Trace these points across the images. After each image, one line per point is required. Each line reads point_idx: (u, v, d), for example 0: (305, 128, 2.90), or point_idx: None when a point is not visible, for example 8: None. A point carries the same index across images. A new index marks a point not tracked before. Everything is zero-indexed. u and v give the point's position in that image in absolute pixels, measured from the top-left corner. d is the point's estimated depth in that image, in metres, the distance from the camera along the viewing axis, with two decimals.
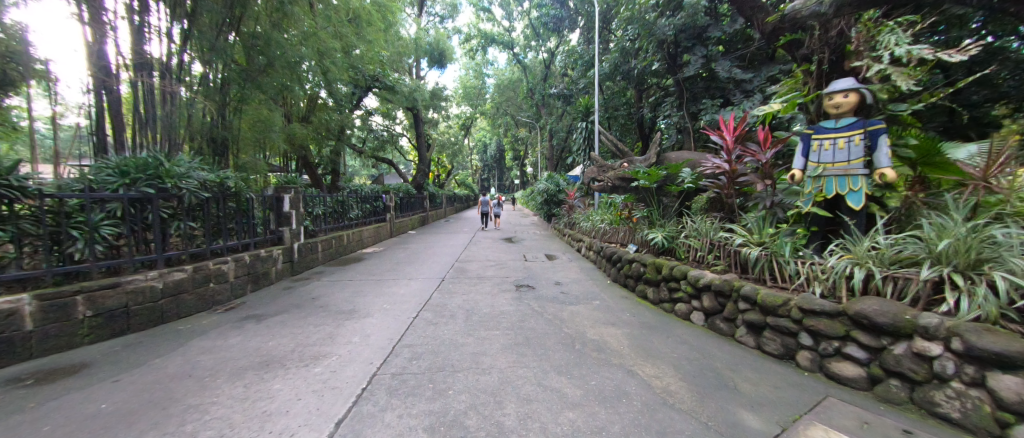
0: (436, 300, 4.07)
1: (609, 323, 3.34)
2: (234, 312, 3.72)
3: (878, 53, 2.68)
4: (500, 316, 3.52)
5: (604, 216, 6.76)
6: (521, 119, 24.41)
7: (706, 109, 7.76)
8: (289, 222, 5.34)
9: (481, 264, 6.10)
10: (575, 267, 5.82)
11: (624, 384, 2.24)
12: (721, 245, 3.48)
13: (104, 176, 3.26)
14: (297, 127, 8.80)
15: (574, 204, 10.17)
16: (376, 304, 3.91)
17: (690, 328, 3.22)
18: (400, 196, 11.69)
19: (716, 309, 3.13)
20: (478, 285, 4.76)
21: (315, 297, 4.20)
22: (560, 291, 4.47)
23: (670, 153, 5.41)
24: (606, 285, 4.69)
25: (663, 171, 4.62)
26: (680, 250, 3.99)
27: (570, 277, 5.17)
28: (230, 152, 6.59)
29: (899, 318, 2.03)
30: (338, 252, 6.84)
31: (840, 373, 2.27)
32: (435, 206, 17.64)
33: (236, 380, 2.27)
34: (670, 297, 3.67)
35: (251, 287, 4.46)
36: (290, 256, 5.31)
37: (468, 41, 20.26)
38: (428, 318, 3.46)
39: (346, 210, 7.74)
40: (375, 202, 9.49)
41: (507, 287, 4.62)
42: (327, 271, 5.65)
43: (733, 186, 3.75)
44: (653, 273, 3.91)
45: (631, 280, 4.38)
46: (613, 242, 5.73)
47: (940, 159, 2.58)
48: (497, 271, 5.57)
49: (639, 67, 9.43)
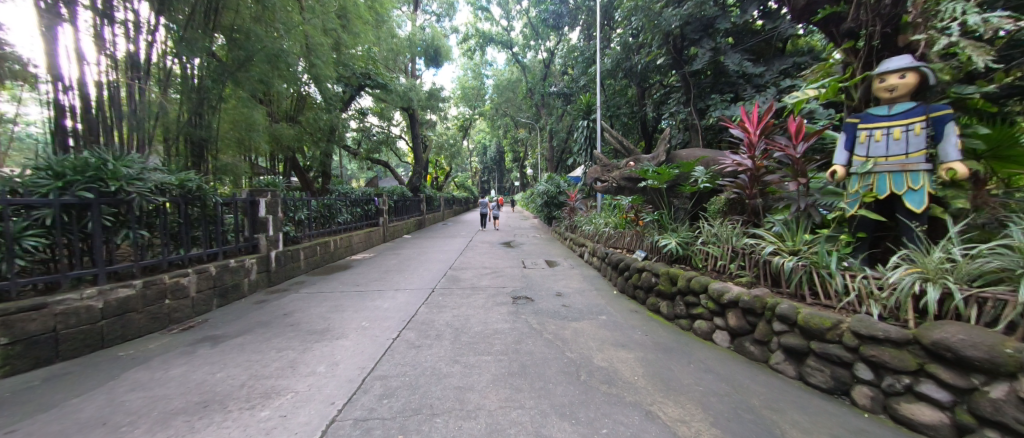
0: (421, 316, 3.61)
1: (618, 345, 2.88)
2: (190, 333, 3.26)
3: (943, 25, 2.24)
4: (493, 336, 3.06)
5: (608, 219, 6.32)
6: (520, 120, 23.97)
7: (715, 105, 7.31)
8: (266, 229, 4.91)
9: (476, 272, 5.65)
10: (577, 275, 5.37)
11: (644, 433, 1.78)
12: (747, 254, 3.04)
13: (35, 178, 2.85)
14: (284, 127, 8.38)
15: (576, 207, 9.73)
16: (353, 321, 3.45)
17: (713, 351, 2.76)
18: (395, 199, 11.27)
19: (745, 329, 2.67)
20: (471, 296, 4.32)
21: (287, 313, 3.75)
22: (562, 304, 4.01)
23: (680, 150, 4.97)
24: (613, 296, 4.23)
25: (674, 170, 4.21)
26: (696, 259, 3.53)
27: (572, 287, 4.70)
28: (208, 153, 6.17)
29: (998, 352, 1.55)
30: (323, 260, 6.39)
31: (912, 418, 1.79)
32: (432, 209, 17.19)
33: (158, 430, 1.81)
34: (687, 313, 3.21)
35: (217, 302, 4.01)
36: (266, 265, 4.86)
37: (465, 41, 19.90)
38: (410, 340, 3.00)
39: (334, 215, 7.30)
40: (367, 205, 9.05)
41: (502, 299, 4.16)
42: (308, 281, 5.20)
43: (757, 186, 3.30)
44: (666, 285, 3.46)
45: (640, 291, 3.91)
46: (619, 248, 5.28)
47: (1017, 150, 2.14)
48: (492, 280, 5.12)
49: (643, 63, 9.01)
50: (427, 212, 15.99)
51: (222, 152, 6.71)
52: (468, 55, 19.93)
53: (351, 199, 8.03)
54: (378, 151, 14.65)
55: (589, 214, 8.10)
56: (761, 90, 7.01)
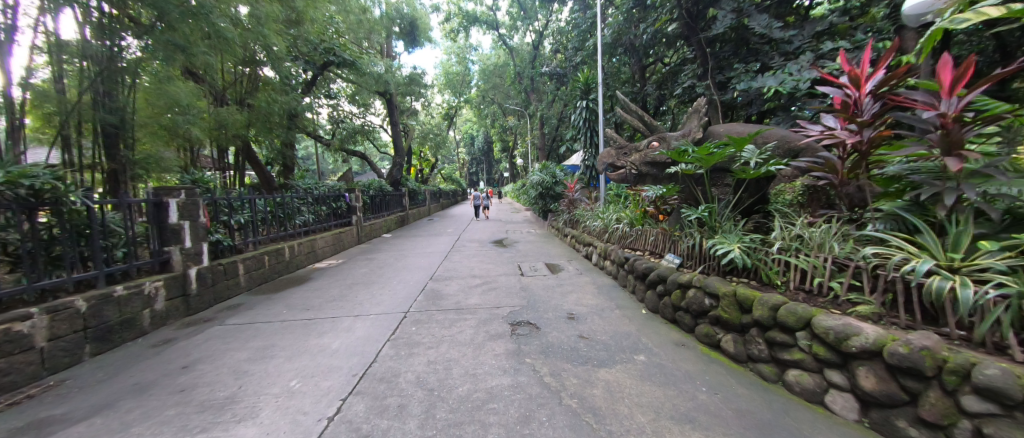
0: (382, 365, 2.50)
1: (685, 421, 1.83)
2: (13, 414, 2.07)
3: None
4: (486, 409, 1.96)
5: (621, 213, 5.27)
6: (508, 108, 22.63)
7: (738, 77, 6.25)
8: (180, 239, 3.67)
9: (462, 285, 4.54)
10: (589, 286, 4.32)
11: None
12: (867, 270, 2.02)
13: None
14: (230, 112, 7.00)
15: (575, 198, 8.63)
16: (277, 382, 2.32)
17: (838, 430, 1.72)
18: (372, 194, 10.01)
19: (894, 398, 1.63)
20: (456, 324, 3.22)
21: (185, 367, 2.58)
22: (577, 335, 2.96)
23: (716, 126, 3.94)
24: (643, 320, 3.19)
25: (721, 150, 3.19)
26: (768, 272, 2.50)
27: (586, 305, 3.64)
28: (123, 142, 4.90)
29: None
30: (275, 272, 5.19)
31: None
32: (417, 203, 15.92)
33: None
34: (771, 355, 2.18)
35: (93, 348, 2.80)
36: (182, 288, 3.65)
37: (448, 21, 18.41)
38: (356, 421, 1.89)
39: (290, 215, 6.07)
40: (336, 203, 7.81)
41: (498, 328, 3.09)
42: (246, 304, 4.02)
43: (857, 170, 2.38)
44: (731, 313, 2.42)
45: (682, 314, 2.90)
46: (642, 250, 4.24)
47: None
48: (484, 295, 4.04)
49: (650, 32, 7.86)
50: (410, 207, 14.71)
51: (142, 142, 5.37)
52: (452, 37, 18.49)
53: (313, 196, 6.79)
54: (353, 142, 13.25)
55: (593, 208, 7.05)
56: (791, 58, 5.95)
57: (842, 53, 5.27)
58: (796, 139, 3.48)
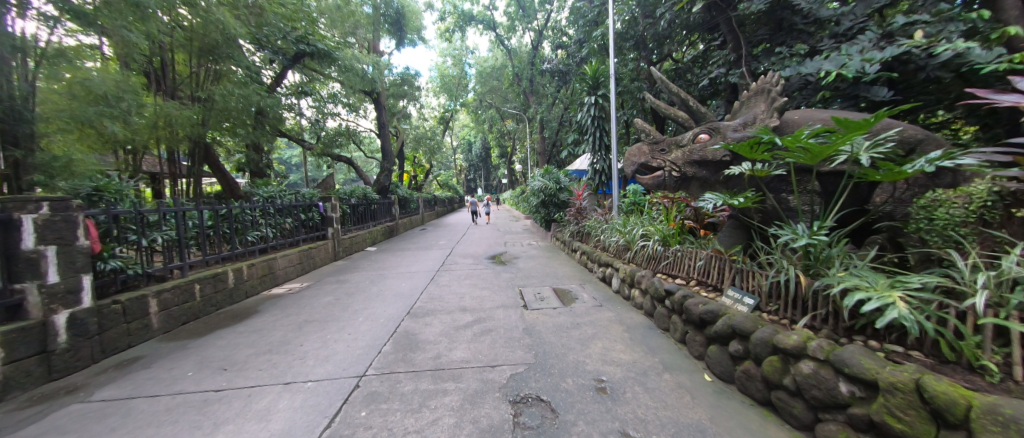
0: None
1: None
2: None
3: None
4: None
5: (647, 228, 4.20)
6: (506, 112, 21.67)
7: (780, 63, 5.24)
8: (41, 273, 2.58)
9: (446, 325, 3.44)
10: (615, 326, 3.24)
11: None
12: None
13: None
14: (178, 108, 5.89)
15: (583, 207, 7.55)
16: None
17: None
18: (354, 203, 8.94)
19: None
20: (429, 404, 2.13)
21: None
22: (620, 429, 1.85)
23: (789, 112, 2.91)
24: (715, 398, 2.09)
25: (830, 139, 2.08)
26: (962, 343, 1.42)
27: (621, 363, 2.54)
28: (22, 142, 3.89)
29: None
30: (210, 305, 4.08)
31: None
32: (408, 211, 14.79)
33: None
34: None
35: None
36: (39, 342, 2.53)
37: (443, 21, 17.50)
38: None
39: (240, 230, 4.97)
40: (305, 214, 6.69)
41: (491, 416, 1.99)
42: (145, 359, 2.90)
43: None
44: (914, 425, 1.32)
45: (787, 398, 1.82)
46: (687, 280, 3.16)
47: None
48: (474, 345, 2.94)
49: (668, 17, 6.87)
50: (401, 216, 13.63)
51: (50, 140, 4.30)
52: (447, 38, 17.54)
53: (274, 206, 5.70)
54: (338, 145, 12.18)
55: (606, 219, 5.99)
56: (844, 39, 4.94)
57: (918, 28, 4.23)
58: (914, 128, 2.45)
